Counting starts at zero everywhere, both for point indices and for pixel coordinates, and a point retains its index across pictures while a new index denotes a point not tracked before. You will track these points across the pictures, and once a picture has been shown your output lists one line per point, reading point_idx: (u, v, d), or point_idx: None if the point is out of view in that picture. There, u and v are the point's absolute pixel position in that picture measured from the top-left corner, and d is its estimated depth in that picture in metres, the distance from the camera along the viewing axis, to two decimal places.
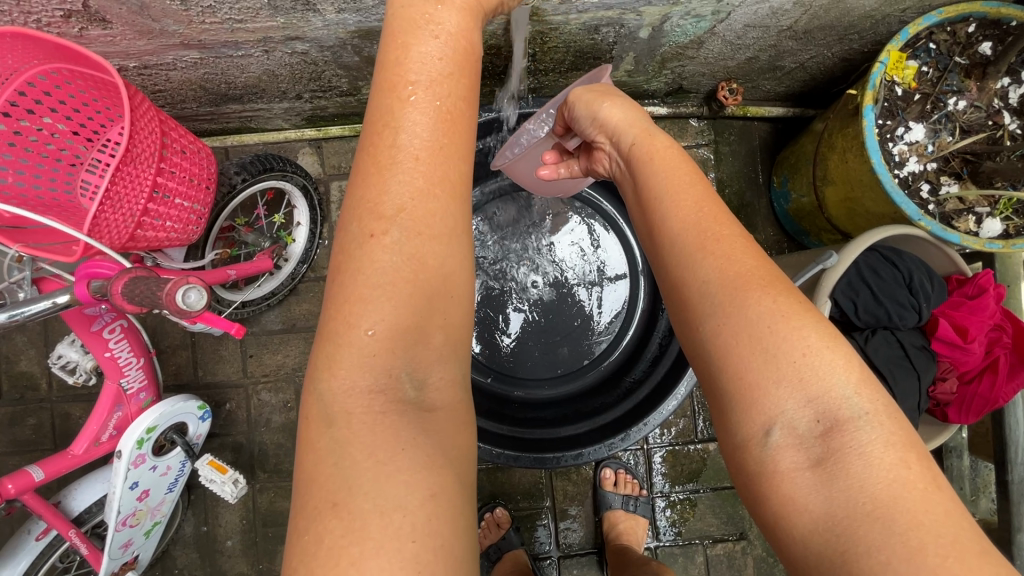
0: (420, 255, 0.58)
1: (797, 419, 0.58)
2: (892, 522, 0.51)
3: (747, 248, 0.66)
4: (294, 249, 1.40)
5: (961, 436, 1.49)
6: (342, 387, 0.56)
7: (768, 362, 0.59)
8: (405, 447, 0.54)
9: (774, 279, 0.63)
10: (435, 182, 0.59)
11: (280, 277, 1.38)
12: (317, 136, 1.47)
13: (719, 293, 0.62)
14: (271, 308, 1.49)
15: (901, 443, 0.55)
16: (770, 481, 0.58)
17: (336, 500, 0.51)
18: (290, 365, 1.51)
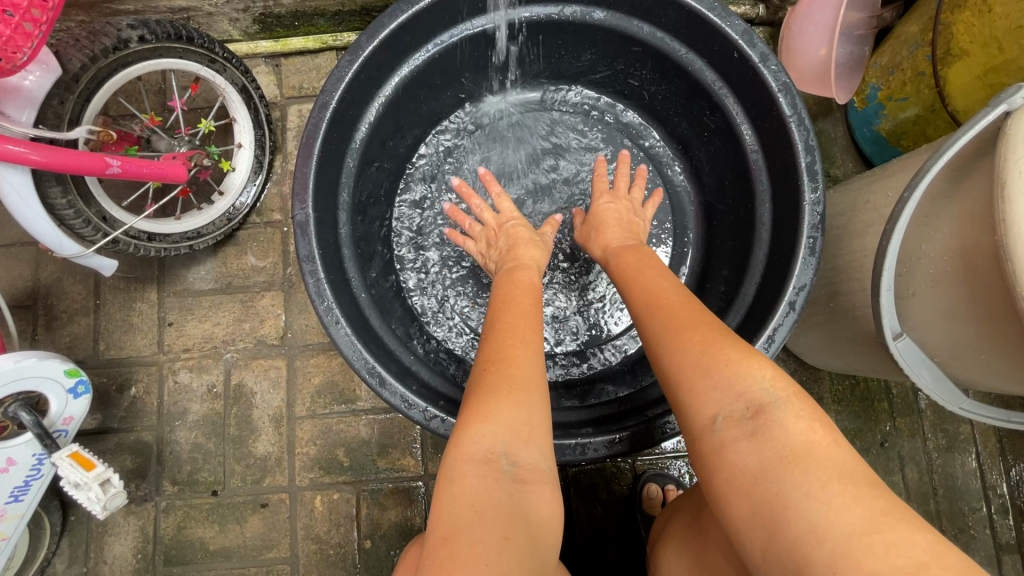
0: (521, 359, 0.68)
1: (729, 404, 0.55)
2: (809, 465, 0.48)
3: (696, 315, 0.65)
4: (233, 179, 1.08)
5: None
6: (464, 450, 0.60)
7: (702, 371, 0.58)
8: (493, 504, 0.56)
9: (702, 322, 0.63)
10: (526, 307, 0.77)
11: (208, 213, 1.05)
12: (275, 50, 1.18)
13: (664, 332, 0.64)
14: (203, 259, 1.15)
15: (809, 414, 0.52)
16: (716, 460, 0.54)
17: (442, 537, 0.55)
18: (220, 336, 1.14)
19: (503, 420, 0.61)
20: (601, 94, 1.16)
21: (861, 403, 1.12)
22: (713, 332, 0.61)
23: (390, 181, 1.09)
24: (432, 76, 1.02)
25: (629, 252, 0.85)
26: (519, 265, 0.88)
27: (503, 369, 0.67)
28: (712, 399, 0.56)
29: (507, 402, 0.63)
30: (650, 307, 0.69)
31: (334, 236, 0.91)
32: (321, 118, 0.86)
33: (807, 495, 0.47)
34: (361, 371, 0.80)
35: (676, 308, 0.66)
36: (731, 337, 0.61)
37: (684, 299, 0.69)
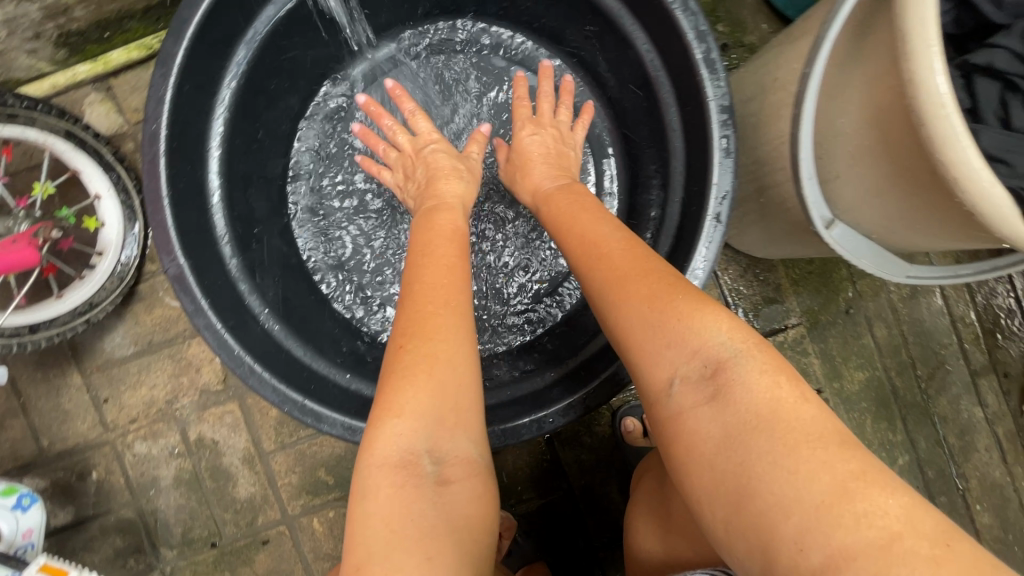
0: (441, 330, 0.58)
1: (688, 365, 0.51)
2: (776, 433, 0.45)
3: (638, 253, 0.60)
4: (106, 235, 0.97)
5: None
6: (378, 460, 0.53)
7: (655, 329, 0.53)
8: (414, 518, 0.51)
9: (650, 266, 0.58)
10: (447, 261, 0.66)
11: (92, 281, 0.96)
12: (97, 71, 1.00)
13: (606, 283, 0.59)
14: (111, 325, 1.06)
15: (774, 367, 0.48)
16: (677, 430, 0.51)
17: (356, 566, 0.49)
18: (162, 398, 1.08)
19: (421, 414, 0.54)
20: (472, 19, 1.02)
21: (821, 278, 1.09)
22: (660, 283, 0.55)
23: (274, 189, 0.97)
24: (275, 57, 0.88)
25: (566, 191, 0.78)
26: (437, 208, 0.77)
27: (422, 348, 0.57)
28: (666, 361, 0.52)
29: (425, 392, 0.55)
30: (587, 260, 0.63)
31: (223, 272, 0.82)
32: (156, 153, 0.74)
33: (774, 466, 0.44)
34: (293, 413, 0.75)
35: (616, 262, 0.60)
36: (683, 284, 0.55)
37: (622, 247, 0.61)
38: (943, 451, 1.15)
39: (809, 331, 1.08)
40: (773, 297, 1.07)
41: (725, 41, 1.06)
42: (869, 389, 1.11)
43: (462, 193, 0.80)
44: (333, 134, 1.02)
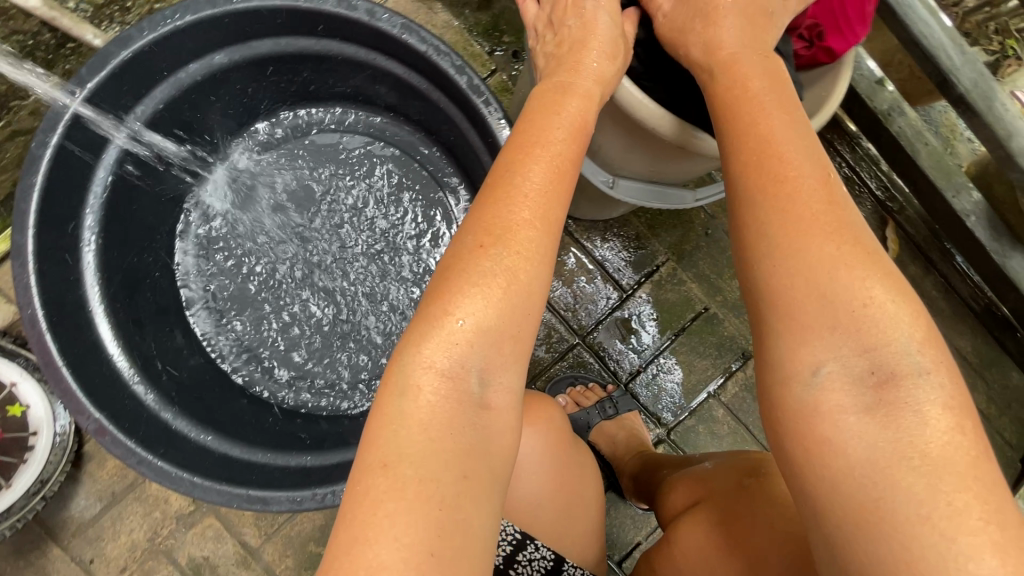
0: (528, 247, 0.56)
1: (847, 359, 0.48)
2: (940, 481, 0.44)
3: (817, 192, 0.52)
4: (36, 414, 1.05)
5: (891, 93, 1.26)
6: (426, 364, 0.54)
7: (826, 309, 0.49)
8: (450, 431, 0.53)
9: (839, 228, 0.51)
10: (564, 155, 0.61)
11: (36, 459, 1.03)
12: None
13: (776, 230, 0.51)
14: (72, 491, 1.12)
15: (958, 405, 0.46)
16: (806, 428, 0.49)
17: (385, 457, 0.51)
18: (144, 538, 1.14)
19: (479, 334, 0.54)
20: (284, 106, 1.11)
21: (671, 216, 1.22)
22: (851, 249, 0.50)
23: (172, 318, 1.05)
24: (123, 207, 0.97)
25: (756, 66, 0.61)
26: (561, 97, 0.66)
27: (501, 263, 0.56)
28: (824, 343, 0.49)
29: (491, 307, 0.55)
30: (760, 169, 0.53)
31: (143, 409, 0.90)
32: (41, 333, 0.82)
33: (923, 519, 0.43)
34: (243, 505, 0.83)
35: (813, 208, 0.51)
36: (878, 259, 0.50)
37: (825, 200, 0.52)
38: None
39: (678, 263, 1.21)
40: (637, 245, 1.20)
41: (514, 49, 1.19)
42: None
43: (587, 94, 0.67)
44: (242, 217, 1.11)
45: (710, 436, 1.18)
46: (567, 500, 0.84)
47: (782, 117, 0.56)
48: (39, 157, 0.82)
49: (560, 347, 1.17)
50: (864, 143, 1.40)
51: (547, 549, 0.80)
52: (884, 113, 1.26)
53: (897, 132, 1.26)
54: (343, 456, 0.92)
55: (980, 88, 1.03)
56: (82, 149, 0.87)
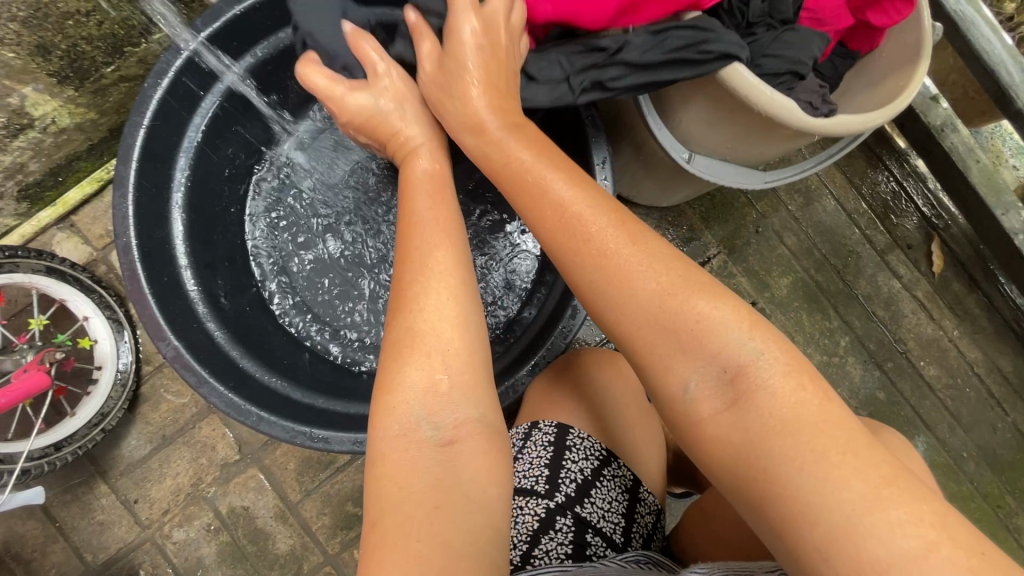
0: (429, 302, 0.58)
1: (706, 369, 0.50)
2: (803, 434, 0.45)
3: (624, 220, 0.56)
4: (101, 350, 1.08)
5: (945, 109, 1.29)
6: (386, 431, 0.54)
7: (670, 335, 0.51)
8: (417, 472, 0.52)
9: (662, 253, 0.54)
10: (451, 214, 0.66)
11: (99, 393, 1.07)
12: (58, 213, 1.12)
13: (599, 276, 0.54)
14: (124, 431, 1.16)
15: (798, 369, 0.49)
16: (695, 442, 0.50)
17: (370, 521, 0.50)
18: (187, 484, 1.16)
19: (413, 381, 0.55)
20: None
21: (724, 211, 1.27)
22: (667, 272, 0.53)
23: (241, 268, 1.10)
24: (212, 155, 1.02)
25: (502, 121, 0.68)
26: (412, 184, 0.71)
27: (407, 324, 0.57)
28: (682, 364, 0.51)
29: (415, 361, 0.56)
30: (569, 219, 0.57)
31: (213, 344, 0.94)
32: (133, 261, 0.86)
33: (803, 474, 0.43)
34: (306, 442, 0.86)
35: (624, 247, 0.54)
36: (696, 273, 0.53)
37: (627, 242, 0.54)
38: (876, 323, 1.34)
39: (729, 256, 1.26)
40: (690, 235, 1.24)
41: None
42: (796, 289, 1.31)
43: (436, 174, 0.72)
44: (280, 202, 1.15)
45: None
46: (635, 447, 0.84)
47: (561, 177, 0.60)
48: (150, 98, 0.87)
49: (610, 329, 1.20)
50: (913, 160, 1.42)
51: (627, 469, 0.80)
52: (937, 128, 1.29)
53: (949, 147, 1.29)
54: None
55: None
56: (186, 93, 0.92)
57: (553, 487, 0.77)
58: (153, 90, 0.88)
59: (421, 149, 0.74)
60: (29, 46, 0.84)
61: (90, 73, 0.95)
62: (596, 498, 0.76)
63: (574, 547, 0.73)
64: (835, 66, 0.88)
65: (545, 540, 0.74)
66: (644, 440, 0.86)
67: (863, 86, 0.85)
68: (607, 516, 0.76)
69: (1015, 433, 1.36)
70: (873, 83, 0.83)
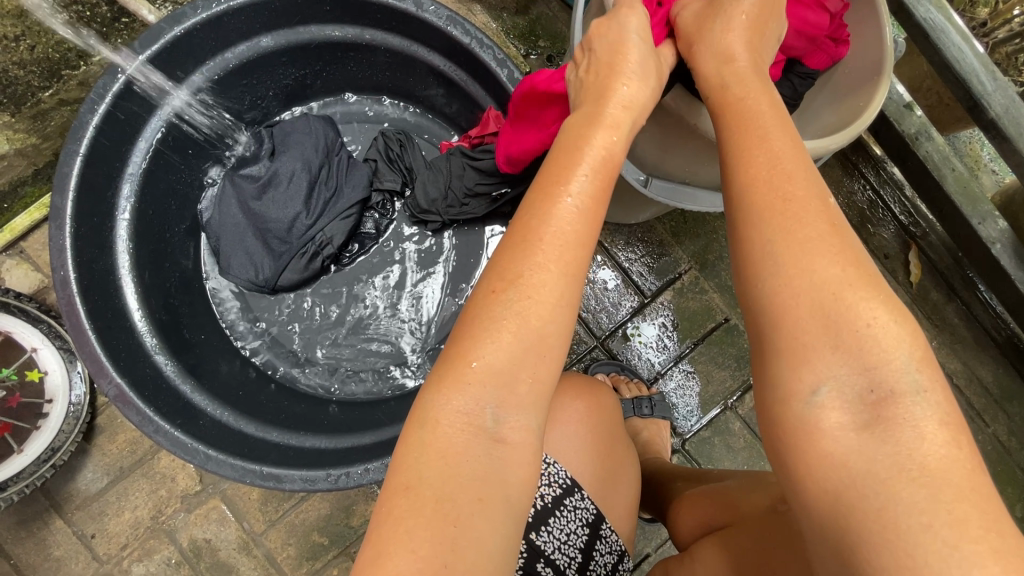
0: (543, 293, 0.51)
1: (848, 378, 0.43)
2: (939, 490, 0.38)
3: (822, 216, 0.47)
4: (51, 382, 1.05)
5: (919, 117, 1.26)
6: (447, 404, 0.49)
7: (830, 327, 0.44)
8: (463, 459, 0.48)
9: (859, 260, 0.46)
10: (601, 185, 0.55)
11: (49, 427, 1.03)
12: (6, 239, 1.08)
13: (782, 250, 0.46)
14: (79, 464, 1.12)
15: (956, 424, 0.41)
16: (803, 444, 0.44)
17: (404, 485, 0.47)
18: (146, 517, 1.13)
19: (492, 368, 0.50)
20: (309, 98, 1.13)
21: (696, 226, 1.22)
22: (855, 270, 0.45)
23: (197, 295, 1.07)
24: (163, 178, 0.99)
25: (756, 90, 0.56)
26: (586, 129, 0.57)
27: (514, 305, 0.51)
28: (823, 361, 0.44)
29: (505, 347, 0.50)
30: (765, 194, 0.49)
31: (161, 376, 0.91)
32: (71, 294, 0.83)
33: (926, 528, 0.38)
34: (255, 481, 0.83)
35: (815, 234, 0.46)
36: (880, 282, 0.45)
37: (824, 223, 0.47)
38: None
39: (701, 272, 1.21)
40: (660, 252, 1.20)
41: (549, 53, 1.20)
42: None
43: (619, 126, 0.58)
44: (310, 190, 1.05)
45: (725, 450, 1.17)
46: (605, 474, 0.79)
47: (786, 145, 0.51)
48: (86, 125, 0.84)
49: (580, 349, 1.17)
50: (890, 168, 1.40)
51: (590, 502, 0.75)
52: (911, 136, 1.26)
53: (924, 156, 1.26)
54: (359, 440, 0.92)
55: (1011, 115, 1.03)
56: (127, 117, 0.89)
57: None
58: (90, 117, 0.84)
59: (627, 83, 0.60)
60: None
61: (26, 98, 0.91)
62: (555, 528, 0.72)
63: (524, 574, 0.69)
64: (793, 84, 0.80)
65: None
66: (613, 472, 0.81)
67: (827, 104, 0.82)
68: (563, 548, 0.72)
69: (995, 444, 1.34)
70: (840, 97, 0.80)
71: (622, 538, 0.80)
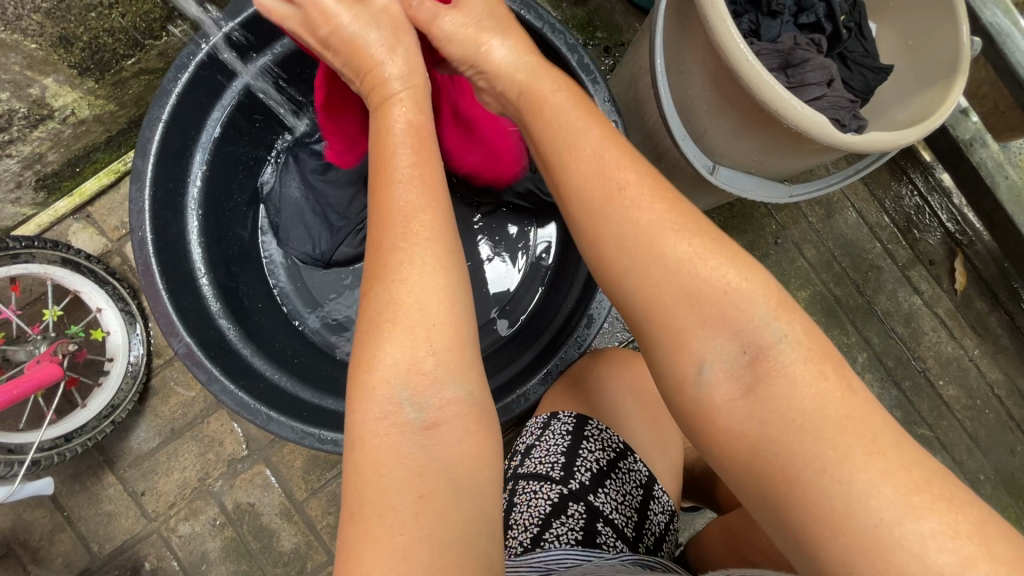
0: (412, 277, 0.52)
1: (723, 347, 0.48)
2: (821, 429, 0.43)
3: (653, 194, 0.52)
4: (113, 341, 1.08)
5: (974, 123, 1.25)
6: (368, 417, 0.49)
7: (694, 303, 0.48)
8: (398, 460, 0.48)
9: (696, 224, 0.51)
10: (430, 178, 0.57)
11: (110, 384, 1.06)
12: (75, 203, 1.13)
13: (635, 243, 0.50)
14: (133, 423, 1.16)
15: (820, 357, 0.47)
16: (703, 420, 0.49)
17: (352, 512, 0.46)
18: (194, 478, 1.16)
19: (393, 365, 0.50)
20: None
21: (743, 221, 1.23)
22: (699, 242, 0.50)
23: (254, 264, 1.11)
24: (234, 147, 1.03)
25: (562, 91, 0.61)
26: (386, 111, 0.62)
27: (387, 297, 0.52)
28: (699, 339, 0.49)
29: (394, 342, 0.50)
30: (598, 189, 0.53)
31: (224, 340, 0.94)
32: (148, 255, 0.86)
33: (819, 471, 0.42)
34: (314, 444, 0.86)
35: (663, 221, 0.51)
36: (732, 249, 0.51)
37: (661, 206, 0.51)
38: (895, 340, 1.32)
39: None
40: None
41: (606, 44, 1.24)
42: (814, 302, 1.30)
43: (410, 100, 0.62)
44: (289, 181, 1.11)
45: None
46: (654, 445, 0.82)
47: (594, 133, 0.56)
48: (169, 93, 0.87)
49: (625, 335, 1.18)
50: (939, 174, 1.39)
51: (644, 464, 0.78)
52: (966, 142, 1.26)
53: (978, 162, 1.25)
54: None
55: None
56: (204, 87, 0.92)
57: (568, 474, 0.75)
58: (172, 87, 0.87)
59: (389, 62, 0.63)
60: (52, 37, 0.83)
61: (111, 66, 0.94)
62: (611, 489, 0.74)
63: (585, 534, 0.71)
64: (866, 78, 0.83)
65: (557, 525, 0.71)
66: (664, 449, 0.83)
67: (899, 105, 0.84)
68: (620, 508, 0.74)
69: None
70: (911, 99, 0.82)
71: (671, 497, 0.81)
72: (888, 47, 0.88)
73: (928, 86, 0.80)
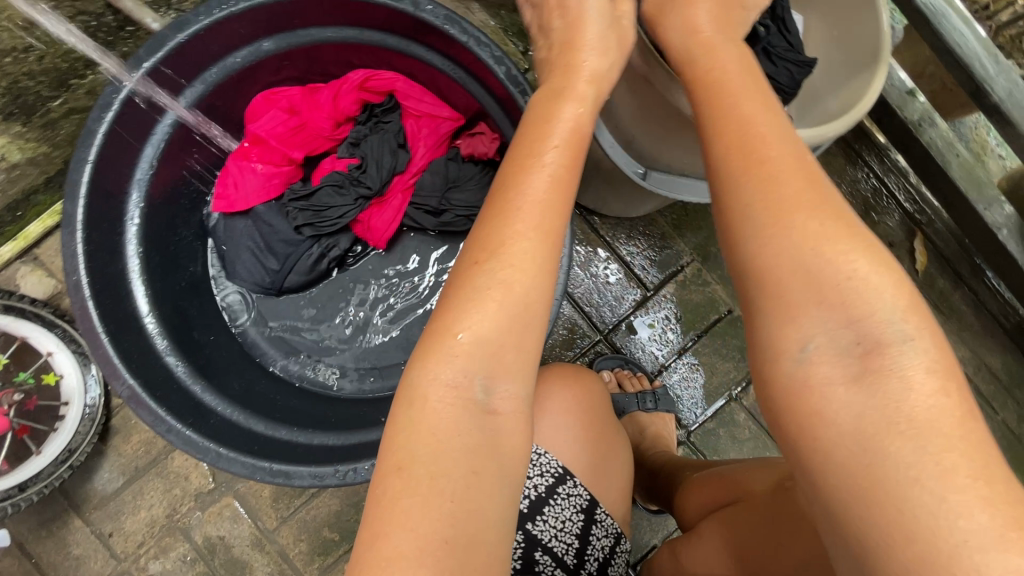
0: (519, 258, 0.52)
1: (835, 333, 0.45)
2: (927, 442, 0.40)
3: (798, 173, 0.49)
4: (67, 385, 1.07)
5: (921, 104, 1.25)
6: (434, 377, 0.50)
7: (809, 280, 0.46)
8: (453, 432, 0.49)
9: (835, 213, 0.48)
10: (570, 153, 0.58)
11: (65, 429, 1.05)
12: (20, 246, 1.11)
13: (761, 212, 0.48)
14: (96, 464, 1.15)
15: (945, 371, 0.42)
16: (794, 402, 0.45)
17: (397, 464, 0.47)
18: (162, 515, 1.15)
19: (481, 336, 0.50)
20: None
21: (697, 218, 1.22)
22: (832, 222, 0.47)
23: (205, 297, 1.10)
24: (173, 179, 1.03)
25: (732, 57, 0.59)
26: (555, 104, 0.62)
27: (493, 276, 0.52)
28: (806, 321, 0.46)
29: (488, 316, 0.51)
30: (740, 155, 0.51)
31: (172, 377, 0.93)
32: (84, 299, 0.84)
33: (914, 481, 0.39)
34: (265, 477, 0.84)
35: (795, 194, 0.48)
36: (859, 232, 0.47)
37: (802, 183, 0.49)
38: None
39: (703, 264, 1.21)
40: (662, 244, 1.20)
41: None
42: None
43: (584, 99, 0.62)
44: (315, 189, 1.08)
45: (729, 441, 1.17)
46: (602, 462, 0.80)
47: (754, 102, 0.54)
48: (95, 132, 0.85)
49: (584, 343, 1.17)
50: (894, 156, 1.38)
51: (585, 488, 0.76)
52: (915, 123, 1.25)
53: (928, 142, 1.25)
54: (363, 436, 0.93)
55: (1014, 99, 1.03)
56: (132, 124, 0.90)
57: None
58: (98, 127, 0.86)
59: (591, 48, 0.66)
60: None
61: (37, 108, 0.94)
62: (550, 517, 0.73)
63: (523, 563, 0.73)
64: (792, 73, 0.82)
65: None
66: (611, 463, 0.81)
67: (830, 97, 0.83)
68: (560, 536, 0.73)
69: (1005, 432, 1.33)
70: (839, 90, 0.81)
71: (617, 521, 0.81)
72: (815, 38, 0.87)
73: (854, 74, 0.80)
